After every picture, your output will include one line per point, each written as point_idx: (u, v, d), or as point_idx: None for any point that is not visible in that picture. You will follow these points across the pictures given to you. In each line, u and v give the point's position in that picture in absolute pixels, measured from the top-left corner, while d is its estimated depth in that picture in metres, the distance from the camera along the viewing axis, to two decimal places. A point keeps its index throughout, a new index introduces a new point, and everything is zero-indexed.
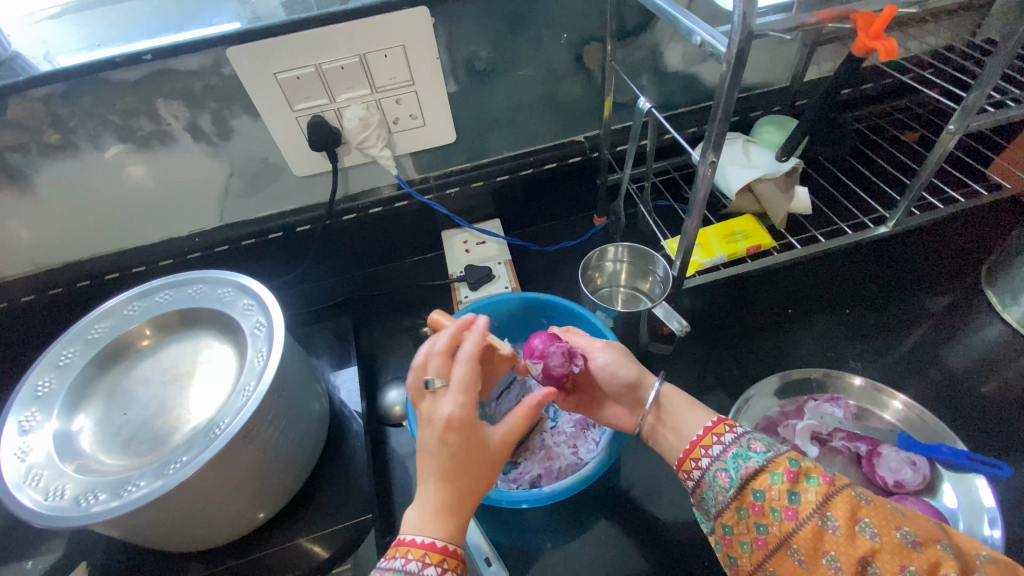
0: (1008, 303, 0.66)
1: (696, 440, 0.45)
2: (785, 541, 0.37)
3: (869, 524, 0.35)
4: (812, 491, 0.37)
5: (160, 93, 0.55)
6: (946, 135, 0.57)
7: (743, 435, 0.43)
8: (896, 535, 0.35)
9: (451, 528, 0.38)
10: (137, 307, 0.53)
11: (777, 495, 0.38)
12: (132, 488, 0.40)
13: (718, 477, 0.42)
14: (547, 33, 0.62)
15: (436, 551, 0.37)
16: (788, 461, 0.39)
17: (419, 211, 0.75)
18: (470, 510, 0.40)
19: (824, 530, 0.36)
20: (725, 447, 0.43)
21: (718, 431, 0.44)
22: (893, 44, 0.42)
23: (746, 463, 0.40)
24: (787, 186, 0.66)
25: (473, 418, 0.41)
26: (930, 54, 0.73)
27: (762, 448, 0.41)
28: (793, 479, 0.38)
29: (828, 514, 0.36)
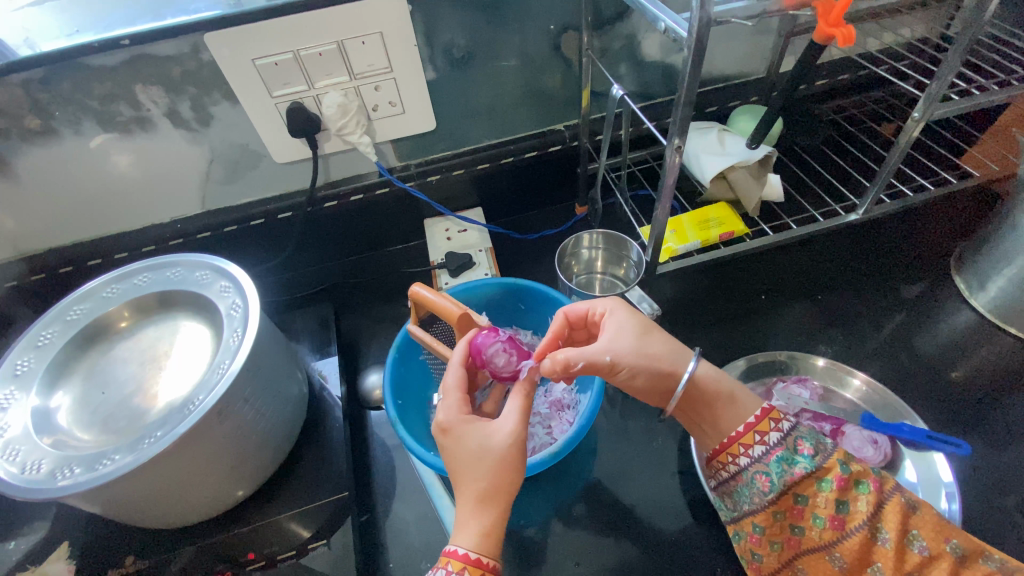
0: (975, 290, 0.67)
1: (735, 434, 0.43)
2: (827, 547, 0.39)
3: (919, 538, 0.37)
4: (863, 501, 0.39)
5: (139, 78, 0.56)
6: (912, 123, 0.59)
7: (790, 433, 0.42)
8: (947, 550, 0.36)
9: (474, 533, 0.40)
10: (116, 289, 0.53)
11: (823, 501, 0.39)
12: (107, 462, 0.42)
13: (758, 478, 0.42)
14: (525, 22, 0.63)
15: (458, 559, 0.38)
16: (839, 467, 0.39)
17: (401, 198, 0.76)
18: (496, 513, 0.41)
19: (872, 541, 0.38)
20: (769, 449, 0.42)
21: (763, 427, 0.42)
22: (852, 31, 0.43)
23: (792, 469, 0.40)
24: (760, 174, 0.67)
25: (462, 418, 0.44)
26: (903, 45, 0.74)
27: (810, 452, 0.41)
28: (843, 487, 0.39)
29: (877, 525, 0.38)
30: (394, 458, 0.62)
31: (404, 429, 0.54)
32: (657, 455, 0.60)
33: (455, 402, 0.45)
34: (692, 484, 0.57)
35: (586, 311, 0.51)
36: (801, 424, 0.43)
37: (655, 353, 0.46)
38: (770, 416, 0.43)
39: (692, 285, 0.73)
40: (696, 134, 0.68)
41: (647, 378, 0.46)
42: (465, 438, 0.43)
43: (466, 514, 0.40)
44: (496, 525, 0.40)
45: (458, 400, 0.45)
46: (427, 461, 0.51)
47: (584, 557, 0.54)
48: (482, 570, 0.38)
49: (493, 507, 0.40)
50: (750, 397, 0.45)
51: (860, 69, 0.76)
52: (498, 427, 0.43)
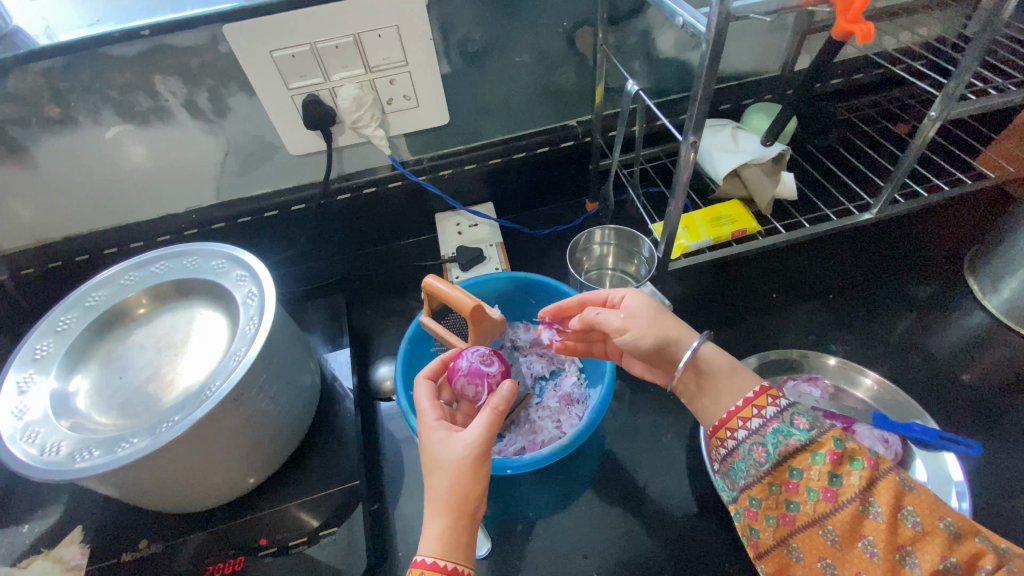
0: (989, 292, 0.67)
1: (734, 409, 0.42)
2: (819, 520, 0.37)
3: (912, 513, 0.35)
4: (856, 475, 0.37)
5: (158, 69, 0.56)
6: (928, 122, 0.59)
7: (787, 409, 0.40)
8: (940, 526, 0.35)
9: (433, 538, 0.40)
10: (134, 277, 0.54)
11: (817, 475, 0.38)
12: (124, 446, 0.42)
13: (753, 450, 0.40)
14: (540, 17, 0.63)
15: (419, 565, 0.39)
16: (833, 442, 0.38)
17: (413, 192, 0.76)
18: (456, 518, 0.41)
19: (863, 514, 0.36)
20: (765, 422, 0.40)
21: (760, 402, 0.41)
22: (871, 27, 0.43)
23: (786, 440, 0.39)
24: (773, 172, 0.67)
25: (426, 427, 0.45)
26: (920, 45, 0.73)
27: (806, 426, 0.39)
28: (837, 461, 0.37)
29: (870, 499, 0.36)
30: (404, 449, 0.62)
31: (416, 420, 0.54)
32: (666, 450, 0.60)
33: (431, 409, 0.46)
34: (700, 480, 0.57)
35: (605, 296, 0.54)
36: (800, 402, 0.41)
37: (664, 329, 0.48)
38: (768, 392, 0.42)
39: (702, 282, 0.73)
40: (710, 132, 0.68)
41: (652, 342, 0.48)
42: (428, 446, 0.44)
43: (428, 518, 0.41)
44: (458, 532, 0.40)
45: (426, 410, 0.47)
46: None
47: (592, 550, 0.54)
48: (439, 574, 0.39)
49: (450, 513, 0.40)
50: (747, 376, 0.44)
51: (876, 68, 0.75)
52: (458, 435, 0.43)
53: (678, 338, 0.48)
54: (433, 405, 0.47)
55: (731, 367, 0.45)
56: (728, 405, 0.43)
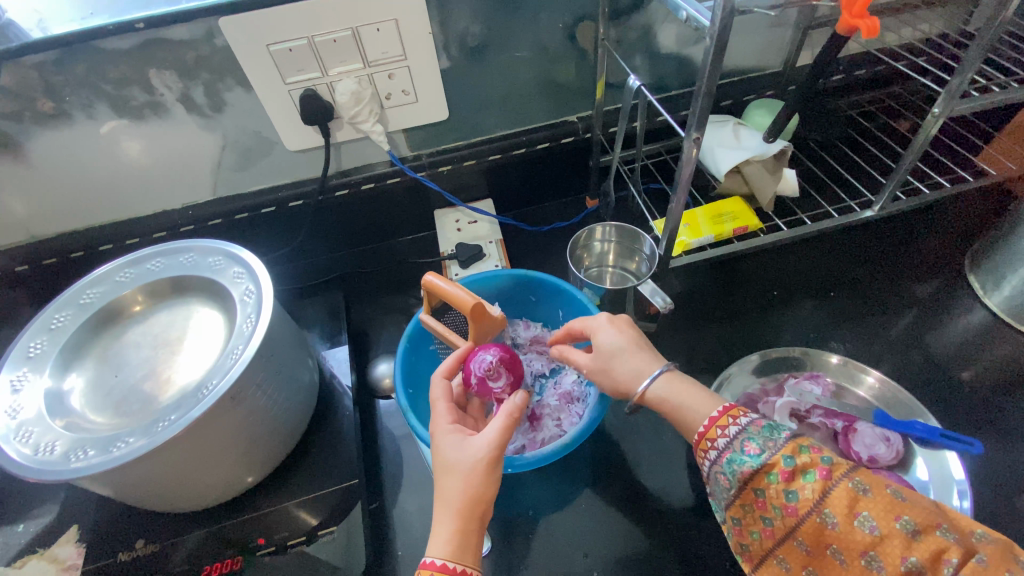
0: (990, 289, 0.66)
1: (700, 431, 0.41)
2: (790, 534, 0.36)
3: (868, 518, 0.34)
4: (810, 489, 0.35)
5: (153, 63, 0.56)
6: (931, 119, 0.59)
7: (737, 435, 0.39)
8: (897, 527, 0.33)
9: (444, 540, 0.39)
10: (129, 274, 0.53)
11: (775, 493, 0.36)
12: (120, 445, 0.42)
13: (717, 479, 0.39)
14: (541, 11, 0.62)
15: (428, 567, 0.38)
16: (783, 460, 0.36)
17: (412, 188, 0.75)
18: (468, 521, 0.40)
19: (824, 526, 0.35)
20: (720, 451, 0.39)
21: (711, 432, 0.40)
22: (876, 22, 0.43)
23: (740, 467, 0.38)
24: (775, 169, 0.66)
25: (440, 428, 0.45)
26: (922, 41, 0.73)
27: (756, 450, 0.38)
28: (788, 478, 0.36)
29: (826, 511, 0.35)
30: (403, 447, 0.62)
31: (416, 420, 0.54)
32: (667, 448, 0.60)
33: (445, 412, 0.46)
34: (701, 478, 0.57)
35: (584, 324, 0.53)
36: (753, 422, 0.40)
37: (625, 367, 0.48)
38: (729, 412, 0.41)
39: (703, 279, 0.73)
40: (711, 127, 0.67)
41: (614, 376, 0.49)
42: (443, 448, 0.44)
43: (438, 521, 0.40)
44: (469, 535, 0.40)
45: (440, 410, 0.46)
46: None
47: (592, 549, 0.54)
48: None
49: (462, 515, 0.40)
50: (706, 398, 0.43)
51: (878, 64, 0.75)
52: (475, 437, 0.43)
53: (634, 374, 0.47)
54: (450, 407, 0.46)
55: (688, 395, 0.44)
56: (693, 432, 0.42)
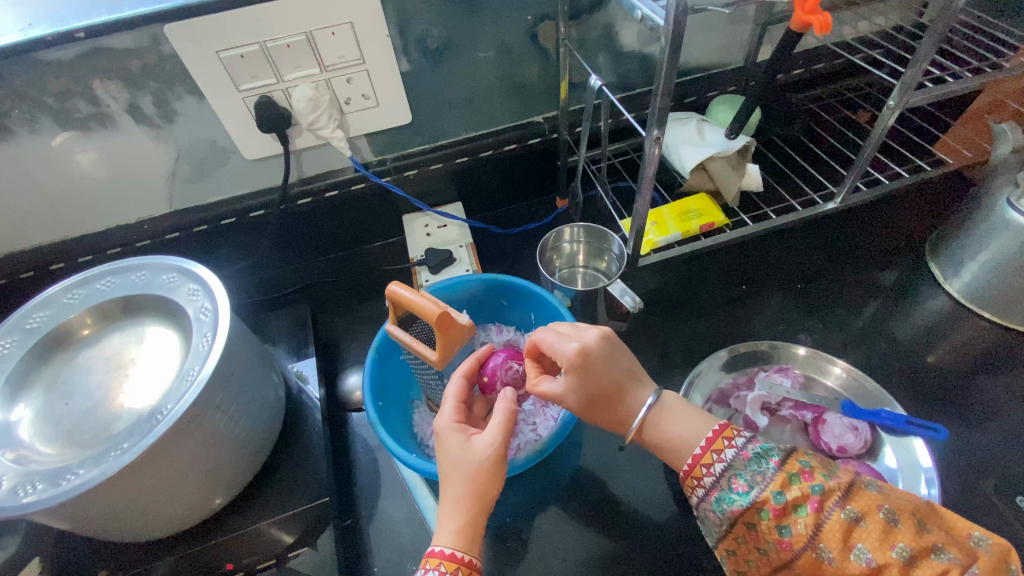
0: (950, 276, 0.68)
1: (687, 468, 0.43)
2: (787, 565, 0.39)
3: (864, 550, 0.36)
4: (802, 523, 0.38)
5: (96, 73, 0.53)
6: (887, 111, 0.60)
7: (723, 474, 0.41)
8: (893, 556, 0.36)
9: (451, 531, 0.41)
10: (77, 295, 0.51)
11: (767, 529, 0.39)
12: (71, 478, 0.40)
13: (708, 515, 0.42)
14: (500, 11, 0.61)
15: (436, 555, 0.40)
16: (773, 497, 0.39)
17: (378, 194, 0.74)
18: (474, 515, 0.42)
19: (819, 560, 0.37)
20: (708, 490, 0.41)
21: (697, 472, 0.42)
22: (828, 18, 0.43)
23: (730, 506, 0.40)
24: (738, 164, 0.67)
25: (447, 426, 0.46)
26: (878, 34, 0.74)
27: (744, 487, 0.40)
28: (780, 514, 0.38)
29: (821, 546, 0.37)
30: (377, 459, 0.61)
31: (387, 433, 0.53)
32: (643, 447, 0.60)
33: (450, 410, 0.48)
34: (677, 476, 0.57)
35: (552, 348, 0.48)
36: (737, 456, 0.41)
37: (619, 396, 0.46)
38: (713, 445, 0.42)
39: (673, 276, 0.73)
40: (675, 125, 0.67)
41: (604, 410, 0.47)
42: (450, 445, 0.45)
43: (447, 514, 0.42)
44: (475, 529, 0.42)
45: (450, 407, 0.48)
46: (410, 464, 0.50)
47: (571, 553, 0.53)
48: (456, 565, 0.39)
49: (470, 510, 0.42)
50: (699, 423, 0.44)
51: (836, 58, 0.76)
52: (480, 436, 0.45)
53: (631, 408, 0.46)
54: (457, 406, 0.48)
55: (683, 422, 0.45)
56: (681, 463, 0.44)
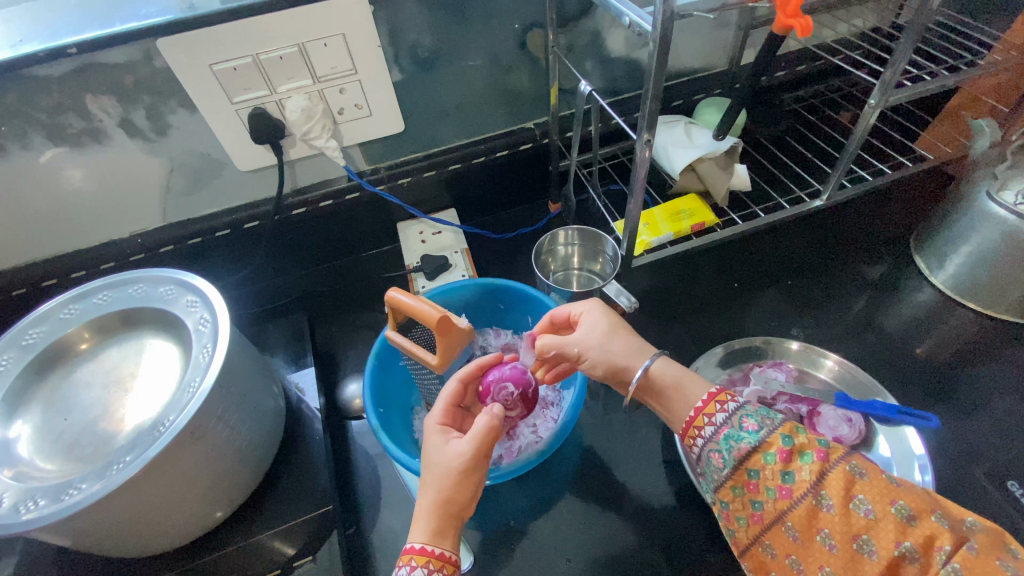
0: (935, 268, 0.70)
1: (689, 419, 0.43)
2: (780, 518, 0.37)
3: (863, 502, 0.35)
4: (806, 470, 0.36)
5: (89, 88, 0.53)
6: (868, 110, 0.61)
7: (735, 413, 0.41)
8: (892, 511, 0.34)
9: (422, 527, 0.41)
10: (74, 310, 0.51)
11: (770, 475, 0.37)
12: (73, 492, 0.40)
13: (712, 457, 0.40)
14: (490, 19, 0.62)
15: (410, 550, 0.40)
16: (781, 440, 0.38)
17: (372, 202, 0.74)
18: (447, 513, 0.42)
19: (817, 509, 0.36)
20: (717, 428, 0.41)
21: (710, 409, 0.42)
22: (810, 21, 0.44)
23: (737, 444, 0.39)
24: (727, 165, 0.68)
25: (432, 427, 0.47)
26: (857, 36, 0.76)
27: (754, 427, 0.39)
28: (787, 459, 0.37)
29: (821, 493, 0.36)
30: (379, 467, 0.61)
31: (388, 439, 0.53)
32: (643, 446, 0.60)
33: (439, 411, 0.48)
34: (677, 472, 0.58)
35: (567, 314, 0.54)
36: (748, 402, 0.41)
37: (616, 353, 0.49)
38: (718, 397, 0.42)
39: (667, 277, 0.74)
40: (664, 128, 0.69)
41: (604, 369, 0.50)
42: (430, 446, 0.45)
43: (419, 510, 0.42)
44: (448, 527, 0.42)
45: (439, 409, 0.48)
46: (413, 468, 0.51)
47: (575, 553, 0.53)
48: (427, 558, 0.40)
49: (439, 508, 0.42)
50: (700, 382, 0.46)
51: (818, 60, 0.78)
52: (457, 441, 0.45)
53: (628, 362, 0.49)
54: (444, 409, 0.48)
55: (685, 377, 0.46)
56: (684, 415, 0.44)
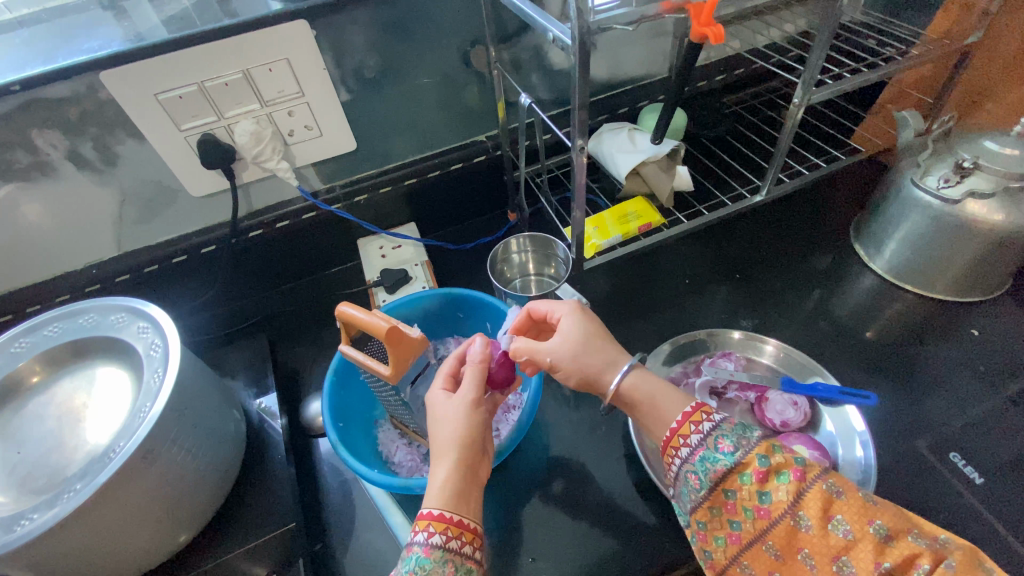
0: (873, 254, 0.73)
1: (669, 433, 0.43)
2: (759, 537, 0.37)
3: (842, 521, 0.35)
4: (784, 490, 0.37)
5: (34, 123, 0.54)
6: (793, 108, 0.64)
7: (710, 433, 0.40)
8: (870, 531, 0.35)
9: (440, 493, 0.43)
10: (25, 343, 0.51)
11: (748, 494, 0.38)
12: (25, 523, 0.40)
13: (689, 478, 0.40)
14: (433, 38, 0.64)
15: (435, 519, 0.41)
16: (758, 461, 0.38)
17: (330, 221, 0.75)
18: (461, 477, 0.44)
19: (797, 528, 0.36)
20: (692, 450, 0.41)
21: (684, 429, 0.42)
22: (721, 30, 0.47)
23: (714, 466, 0.39)
24: (669, 167, 0.70)
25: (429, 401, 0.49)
26: (787, 40, 0.81)
27: (729, 448, 0.39)
28: (763, 479, 0.37)
29: (800, 513, 0.36)
30: (347, 480, 0.62)
31: (348, 453, 0.54)
32: (604, 442, 0.62)
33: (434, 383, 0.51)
34: (638, 465, 0.59)
35: (545, 312, 0.54)
36: (725, 420, 0.41)
37: (589, 366, 0.49)
38: (691, 418, 0.42)
39: (624, 277, 0.76)
40: (608, 136, 0.71)
41: (577, 380, 0.50)
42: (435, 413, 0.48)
43: (437, 476, 0.44)
44: (463, 491, 0.44)
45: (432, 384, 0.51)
46: (371, 479, 0.52)
47: (540, 552, 0.54)
48: (445, 524, 0.41)
49: (456, 465, 0.45)
50: (674, 397, 0.46)
51: (754, 64, 0.83)
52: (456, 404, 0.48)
53: (600, 375, 0.49)
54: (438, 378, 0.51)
55: (658, 392, 0.47)
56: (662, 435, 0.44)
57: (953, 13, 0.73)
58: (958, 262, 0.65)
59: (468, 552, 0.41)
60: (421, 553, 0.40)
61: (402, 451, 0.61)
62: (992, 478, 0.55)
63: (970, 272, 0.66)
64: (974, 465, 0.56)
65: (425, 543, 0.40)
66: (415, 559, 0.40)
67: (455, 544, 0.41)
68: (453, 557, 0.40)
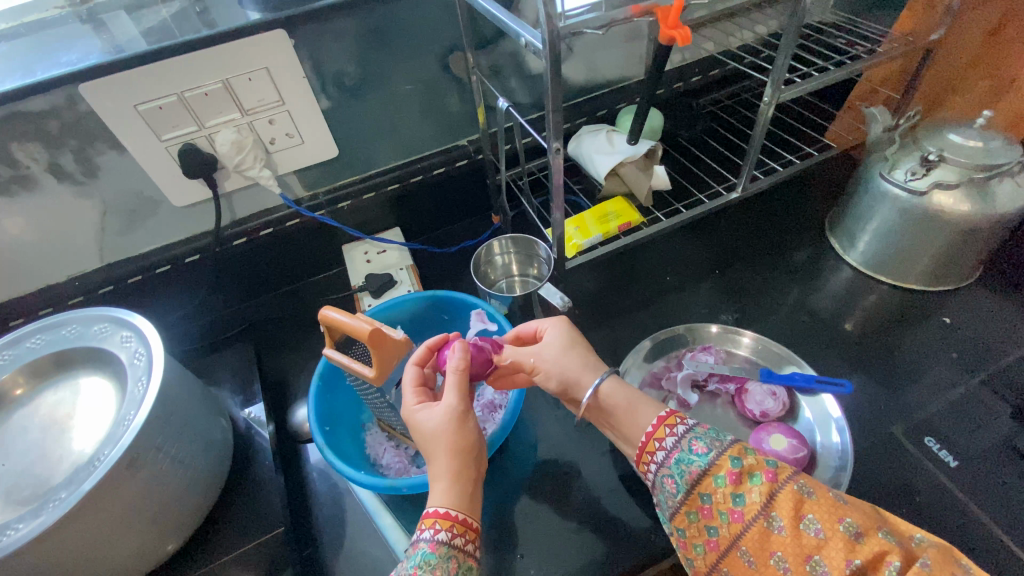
0: (848, 248, 0.75)
1: (643, 443, 0.45)
2: (735, 542, 0.38)
3: (814, 521, 0.35)
4: (756, 492, 0.37)
5: (13, 136, 0.54)
6: (764, 107, 0.66)
7: (684, 436, 0.42)
8: (840, 529, 0.35)
9: (444, 495, 0.43)
10: (7, 356, 0.51)
11: (722, 497, 0.39)
12: (10, 533, 0.40)
13: (665, 483, 0.42)
14: (411, 46, 0.65)
15: (443, 518, 0.41)
16: (730, 462, 0.39)
17: (314, 228, 0.76)
18: (463, 479, 0.44)
19: (769, 530, 0.36)
20: (668, 453, 0.42)
21: (660, 433, 0.44)
22: (688, 31, 0.48)
23: (689, 468, 0.40)
24: (647, 167, 0.72)
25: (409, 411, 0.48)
26: (759, 41, 0.83)
27: (703, 449, 0.41)
28: (736, 481, 0.38)
29: (772, 514, 0.36)
30: (335, 484, 0.62)
31: (335, 456, 0.54)
32: (590, 438, 0.63)
33: (412, 395, 0.50)
34: (623, 460, 0.60)
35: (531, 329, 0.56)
36: (698, 425, 0.43)
37: (568, 369, 0.51)
38: (666, 422, 0.44)
39: (606, 275, 0.77)
40: (587, 137, 0.73)
41: (557, 383, 0.52)
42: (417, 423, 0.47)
43: (437, 482, 0.44)
44: (466, 490, 0.44)
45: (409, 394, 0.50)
46: (359, 481, 0.52)
47: (529, 548, 0.55)
48: (451, 522, 0.41)
49: (455, 474, 0.44)
50: (651, 404, 0.47)
51: (727, 65, 0.85)
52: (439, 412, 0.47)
53: (578, 377, 0.51)
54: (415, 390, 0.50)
55: (633, 400, 0.48)
56: (637, 439, 0.46)
57: (919, 10, 0.74)
58: (930, 252, 0.67)
59: (471, 549, 0.42)
60: (427, 548, 0.40)
61: (389, 453, 0.61)
62: (967, 461, 0.57)
63: (941, 261, 0.68)
64: (949, 449, 0.58)
65: (432, 539, 0.40)
66: (421, 554, 0.39)
67: (460, 542, 0.41)
68: (457, 553, 0.40)
